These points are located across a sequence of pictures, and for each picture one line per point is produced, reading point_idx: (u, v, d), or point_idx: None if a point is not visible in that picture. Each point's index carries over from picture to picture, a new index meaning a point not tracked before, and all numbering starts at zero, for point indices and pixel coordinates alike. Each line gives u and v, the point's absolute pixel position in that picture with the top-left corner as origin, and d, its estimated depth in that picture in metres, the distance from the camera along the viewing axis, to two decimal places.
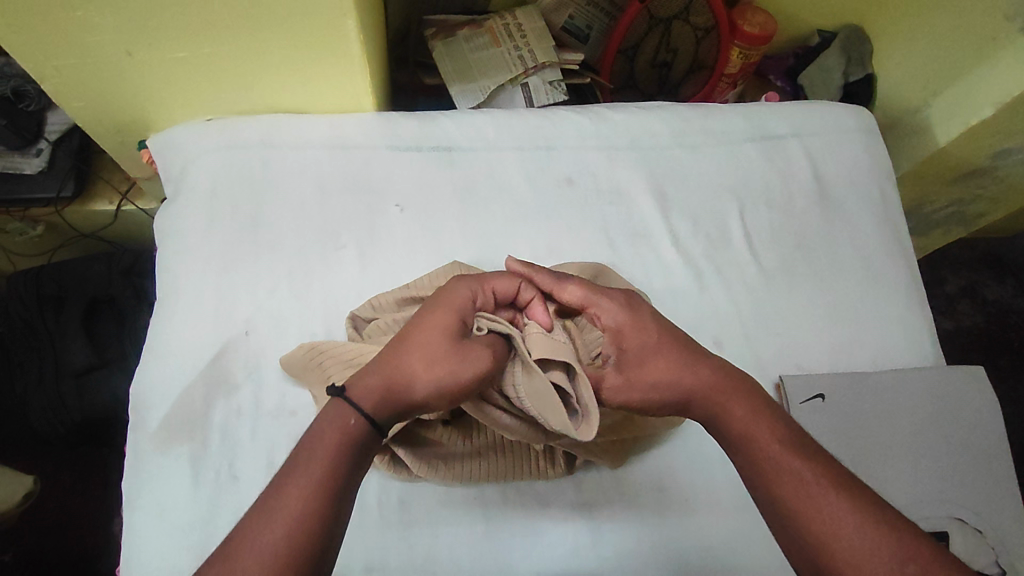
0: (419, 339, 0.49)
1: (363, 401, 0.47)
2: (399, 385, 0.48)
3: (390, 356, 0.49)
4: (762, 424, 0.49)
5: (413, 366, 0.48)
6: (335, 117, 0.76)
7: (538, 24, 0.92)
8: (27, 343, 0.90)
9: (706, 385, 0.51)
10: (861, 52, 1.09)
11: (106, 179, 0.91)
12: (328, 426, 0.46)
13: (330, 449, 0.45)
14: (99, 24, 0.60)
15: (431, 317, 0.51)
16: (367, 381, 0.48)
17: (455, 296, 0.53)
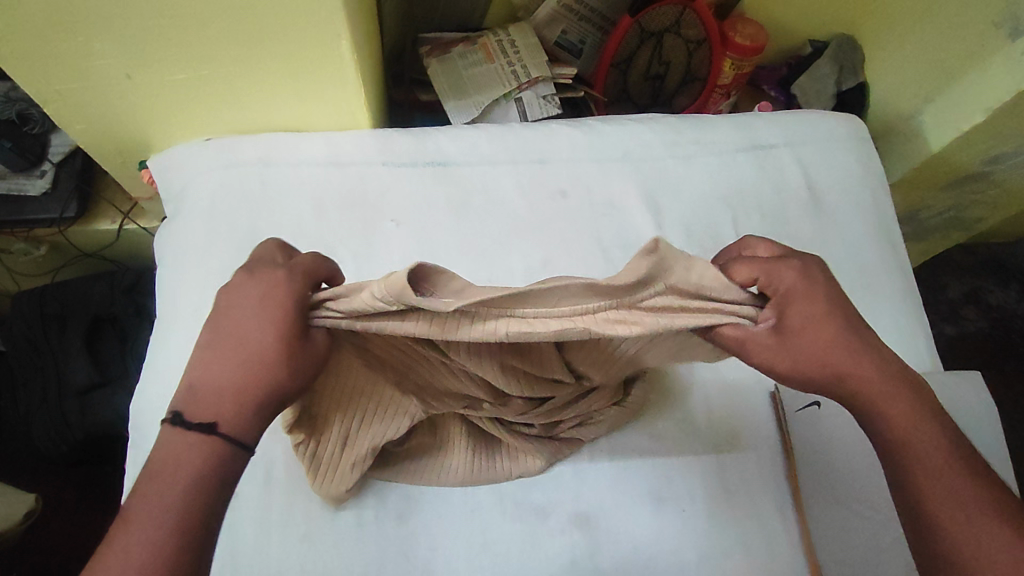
0: (235, 335, 0.46)
1: (228, 426, 0.43)
2: (242, 393, 0.44)
3: (211, 363, 0.45)
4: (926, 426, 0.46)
5: (250, 368, 0.45)
6: (331, 135, 0.77)
7: (531, 39, 0.93)
8: (31, 362, 0.91)
9: (870, 376, 0.46)
10: (852, 60, 1.10)
11: (109, 199, 0.93)
12: (180, 458, 0.42)
13: (186, 467, 0.41)
14: (99, 49, 0.62)
15: (246, 309, 0.47)
16: (213, 398, 0.44)
17: (270, 281, 0.48)
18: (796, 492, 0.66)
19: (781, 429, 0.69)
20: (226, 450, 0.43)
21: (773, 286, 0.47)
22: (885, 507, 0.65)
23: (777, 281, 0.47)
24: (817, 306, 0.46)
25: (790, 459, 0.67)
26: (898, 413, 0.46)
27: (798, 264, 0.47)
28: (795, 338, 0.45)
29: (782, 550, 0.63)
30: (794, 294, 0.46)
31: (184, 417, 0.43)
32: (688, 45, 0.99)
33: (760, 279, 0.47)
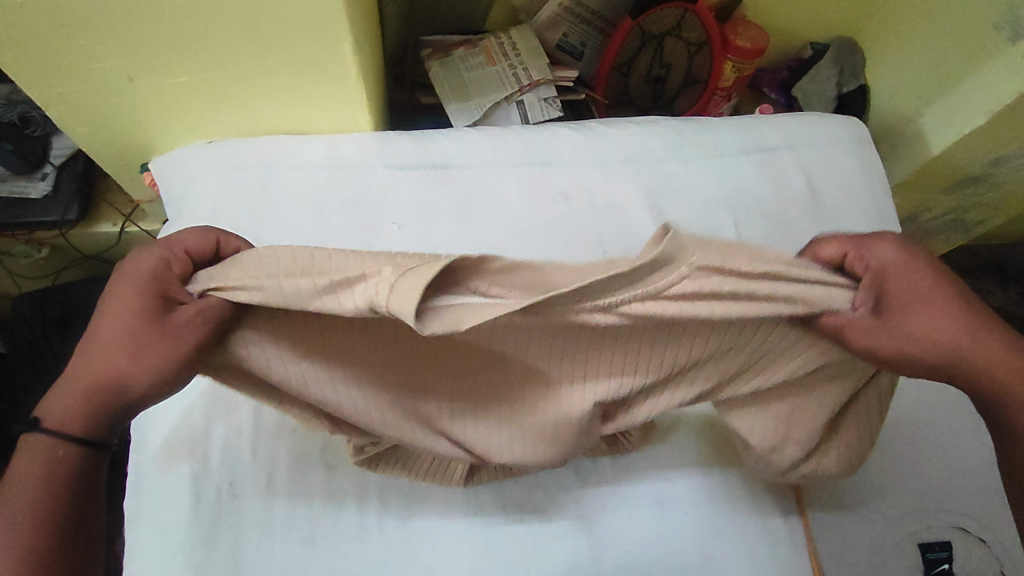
0: (107, 330, 0.43)
1: (61, 425, 0.43)
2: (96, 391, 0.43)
3: (86, 360, 0.44)
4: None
5: (106, 365, 0.43)
6: (333, 138, 0.77)
7: (532, 41, 0.93)
8: (32, 364, 0.91)
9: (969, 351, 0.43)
10: (853, 63, 1.10)
11: (110, 202, 0.92)
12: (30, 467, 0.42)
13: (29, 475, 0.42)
14: (102, 52, 0.62)
15: (115, 301, 0.43)
16: (56, 401, 0.43)
17: (134, 270, 0.44)
18: (799, 496, 0.66)
19: None
20: (70, 449, 0.43)
21: (864, 263, 0.47)
22: (887, 511, 0.66)
23: (870, 257, 0.47)
24: (923, 277, 0.45)
25: None
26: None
27: (899, 243, 0.47)
28: (901, 316, 0.44)
29: (785, 552, 0.63)
30: (891, 264, 0.46)
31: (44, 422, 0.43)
32: (688, 48, 0.99)
33: (847, 254, 0.49)
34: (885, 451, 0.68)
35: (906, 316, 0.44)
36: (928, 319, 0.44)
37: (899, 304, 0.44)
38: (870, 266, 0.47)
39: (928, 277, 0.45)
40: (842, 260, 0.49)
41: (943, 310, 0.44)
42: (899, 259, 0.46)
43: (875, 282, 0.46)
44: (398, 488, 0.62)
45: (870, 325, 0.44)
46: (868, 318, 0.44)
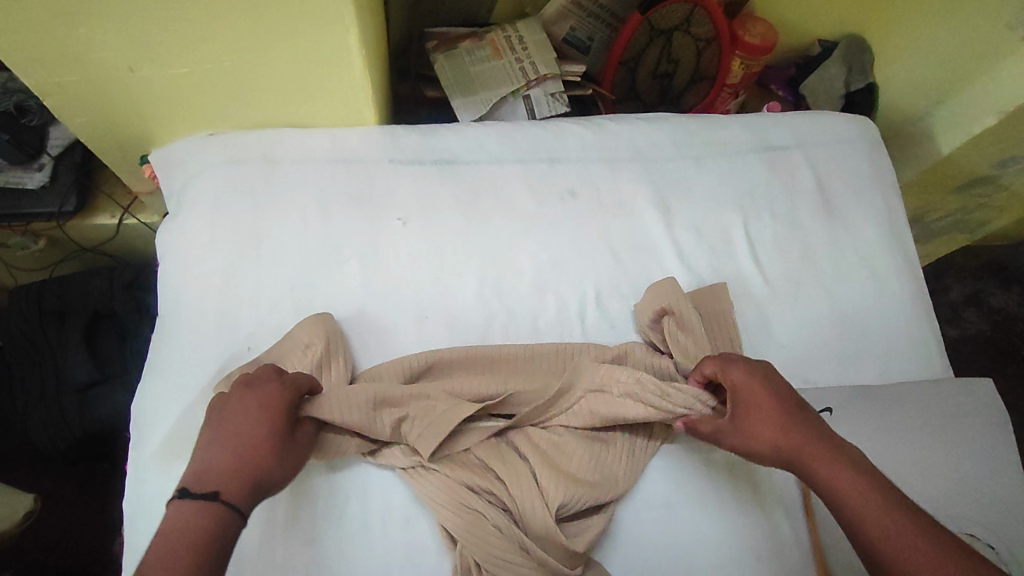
0: (253, 426, 0.53)
1: (235, 500, 0.48)
2: (251, 478, 0.50)
3: (238, 442, 0.51)
4: (846, 476, 0.50)
5: (256, 450, 0.51)
6: (337, 131, 0.76)
7: (540, 35, 0.92)
8: (29, 358, 0.89)
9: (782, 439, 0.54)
10: (862, 61, 1.07)
11: (108, 194, 0.91)
12: (180, 523, 0.45)
13: (190, 526, 0.45)
14: (101, 41, 0.60)
15: (262, 408, 0.54)
16: (221, 481, 0.48)
17: (275, 389, 0.56)
18: (808, 502, 0.65)
19: None
20: (228, 514, 0.47)
21: (725, 378, 0.59)
22: None
23: (727, 377, 0.59)
24: (766, 395, 0.57)
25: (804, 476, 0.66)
26: (821, 466, 0.52)
27: (747, 362, 0.59)
28: (748, 424, 0.56)
29: (791, 556, 0.63)
30: (740, 384, 0.58)
31: (191, 490, 0.47)
32: (697, 44, 0.98)
33: (717, 373, 0.60)
34: (891, 457, 0.67)
35: (750, 422, 0.56)
36: (762, 425, 0.55)
37: (746, 416, 0.57)
38: (727, 382, 0.59)
39: (771, 392, 0.57)
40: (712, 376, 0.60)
41: (768, 416, 0.55)
42: (743, 380, 0.58)
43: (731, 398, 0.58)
44: (404, 490, 0.61)
45: (728, 431, 0.57)
46: (727, 426, 0.58)
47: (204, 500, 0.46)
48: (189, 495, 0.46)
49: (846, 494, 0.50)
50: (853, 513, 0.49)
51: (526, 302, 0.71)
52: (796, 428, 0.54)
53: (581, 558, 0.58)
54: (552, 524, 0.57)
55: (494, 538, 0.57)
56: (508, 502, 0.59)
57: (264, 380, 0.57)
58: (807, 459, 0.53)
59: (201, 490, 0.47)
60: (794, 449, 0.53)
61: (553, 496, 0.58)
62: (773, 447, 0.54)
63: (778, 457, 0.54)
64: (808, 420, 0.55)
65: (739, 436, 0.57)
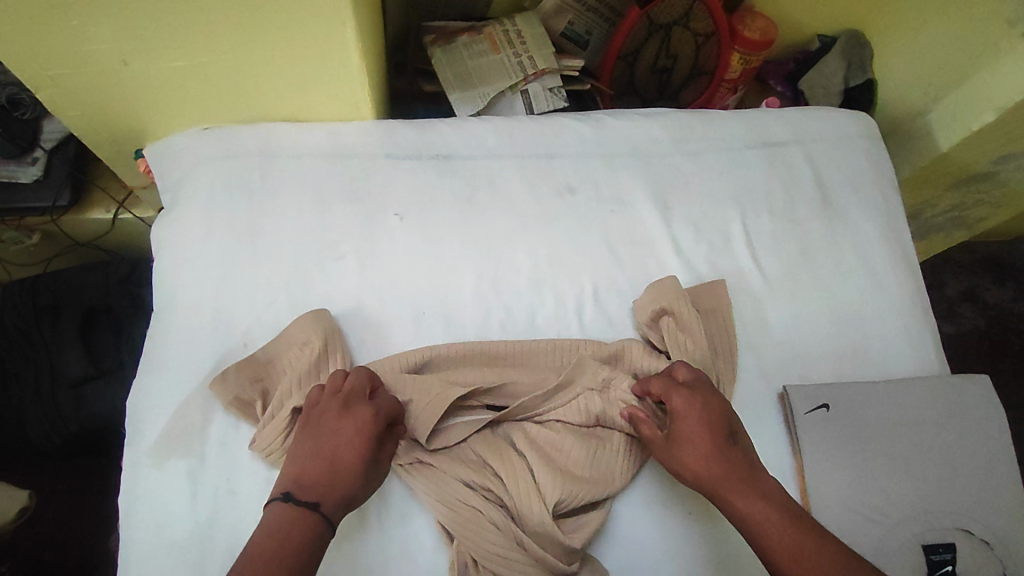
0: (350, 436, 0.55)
1: (331, 514, 0.51)
2: (344, 497, 0.53)
3: (335, 451, 0.54)
4: (759, 509, 0.53)
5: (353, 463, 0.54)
6: (334, 126, 0.75)
7: (538, 29, 0.91)
8: (23, 353, 0.88)
9: (704, 467, 0.56)
10: (861, 56, 1.07)
11: (103, 188, 0.90)
12: (284, 525, 0.49)
13: (291, 529, 0.49)
14: (95, 34, 0.60)
15: (361, 420, 0.56)
16: (318, 493, 0.52)
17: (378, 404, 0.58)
18: (803, 495, 0.65)
19: (790, 435, 0.68)
20: (322, 526, 0.51)
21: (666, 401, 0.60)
22: (892, 513, 0.64)
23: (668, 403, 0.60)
24: (701, 422, 0.58)
25: (800, 471, 0.66)
26: (739, 501, 0.54)
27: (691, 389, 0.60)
28: (679, 446, 0.58)
29: None
30: (679, 409, 0.59)
31: (296, 496, 0.51)
32: (696, 38, 0.97)
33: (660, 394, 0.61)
34: (886, 453, 0.67)
35: (681, 446, 0.58)
36: (689, 451, 0.57)
37: (678, 439, 0.58)
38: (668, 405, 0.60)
39: (707, 422, 0.58)
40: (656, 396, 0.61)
41: (699, 445, 0.57)
42: (684, 407, 0.59)
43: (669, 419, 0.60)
44: (400, 485, 0.60)
45: (661, 449, 0.59)
46: (659, 442, 0.59)
47: (306, 510, 0.50)
48: (295, 501, 0.51)
49: (758, 526, 0.53)
50: (765, 545, 0.52)
51: (524, 299, 0.71)
52: (721, 461, 0.56)
53: (578, 555, 0.58)
54: (550, 523, 0.57)
55: (492, 535, 0.57)
56: (505, 499, 0.59)
57: (362, 402, 0.57)
58: (723, 492, 0.55)
59: (305, 497, 0.51)
60: (715, 480, 0.56)
61: (551, 494, 0.58)
62: (695, 475, 0.57)
63: (701, 485, 0.57)
64: (733, 452, 0.57)
65: (669, 456, 0.58)
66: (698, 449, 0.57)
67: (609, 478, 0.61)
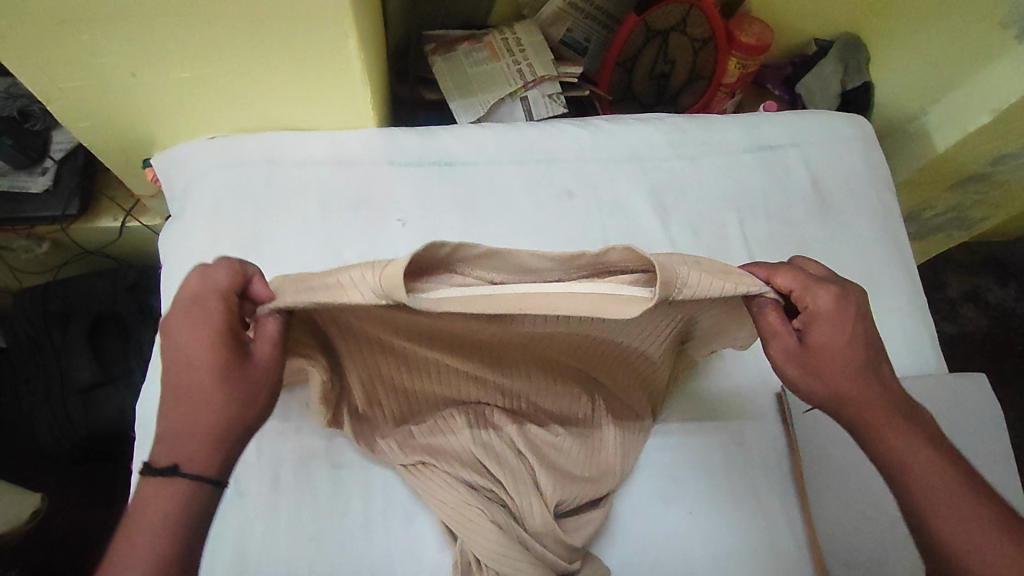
0: (181, 361, 0.46)
1: (198, 469, 0.44)
2: (209, 437, 0.45)
3: (177, 389, 0.46)
4: (918, 450, 0.50)
5: (200, 401, 0.45)
6: (336, 134, 0.77)
7: (537, 37, 0.93)
8: (33, 359, 0.90)
9: (852, 397, 0.51)
10: (859, 60, 1.09)
11: (111, 197, 0.92)
12: (151, 504, 0.43)
13: (156, 510, 0.43)
14: (104, 47, 0.61)
15: (185, 333, 0.47)
16: (182, 448, 0.45)
17: (200, 304, 0.47)
18: (803, 492, 0.66)
19: (790, 434, 0.69)
20: (195, 489, 0.44)
21: (804, 301, 0.52)
22: (889, 511, 0.65)
23: (809, 301, 0.52)
24: (846, 333, 0.52)
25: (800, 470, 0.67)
26: (895, 437, 0.50)
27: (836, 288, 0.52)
28: (824, 362, 0.52)
29: (787, 546, 0.64)
30: (825, 317, 0.52)
31: (155, 464, 0.44)
32: (693, 44, 0.98)
33: (796, 292, 0.52)
34: None
35: (824, 361, 0.51)
36: (831, 370, 0.51)
37: (820, 350, 0.52)
38: (807, 306, 0.52)
39: (854, 340, 0.52)
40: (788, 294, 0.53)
41: (851, 364, 0.51)
42: (831, 313, 0.52)
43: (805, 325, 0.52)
44: (404, 486, 0.62)
45: (792, 354, 0.52)
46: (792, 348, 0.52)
47: (164, 478, 0.43)
48: (152, 471, 0.44)
49: (916, 471, 0.49)
50: (915, 489, 0.49)
51: None
52: (872, 387, 0.52)
53: (580, 553, 0.59)
54: (551, 522, 0.58)
55: (493, 535, 0.56)
56: (506, 498, 0.59)
57: (203, 304, 0.47)
58: (878, 426, 0.51)
59: (162, 462, 0.44)
60: (866, 408, 0.51)
61: (552, 494, 0.59)
62: (841, 395, 0.52)
63: (848, 407, 0.52)
64: (878, 380, 0.52)
65: (818, 374, 0.52)
66: (847, 370, 0.51)
67: (608, 475, 0.62)
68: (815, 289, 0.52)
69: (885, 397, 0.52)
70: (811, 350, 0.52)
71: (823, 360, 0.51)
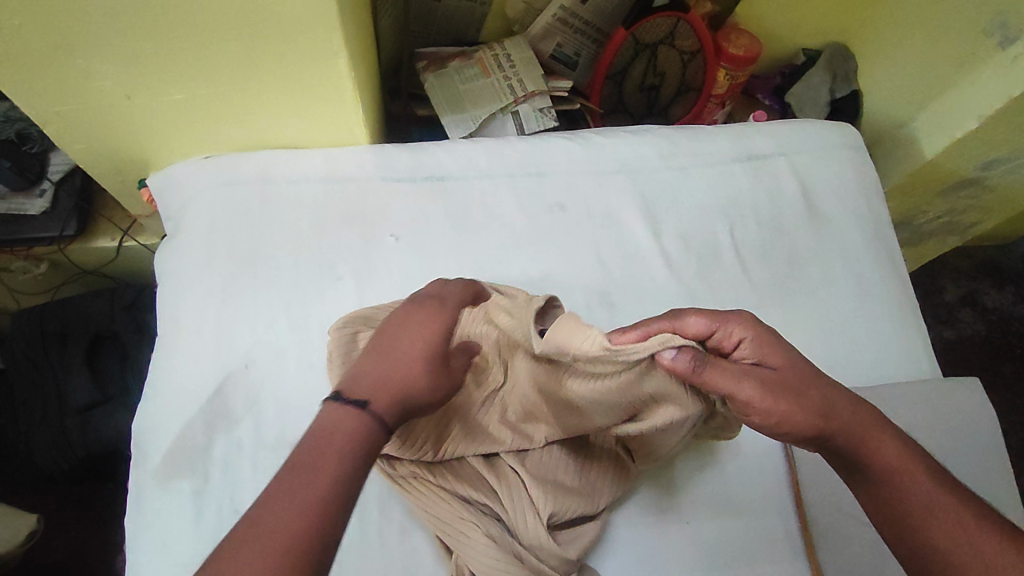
0: (401, 336, 0.52)
1: (382, 411, 0.46)
2: (397, 397, 0.48)
3: (388, 347, 0.51)
4: (901, 452, 0.52)
5: (404, 364, 0.50)
6: (329, 151, 0.77)
7: (526, 53, 0.94)
8: (32, 380, 0.91)
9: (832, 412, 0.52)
10: (847, 69, 1.11)
11: (108, 217, 0.93)
12: (319, 446, 0.43)
13: (342, 446, 0.43)
14: (99, 71, 0.63)
15: (418, 322, 0.53)
16: (375, 377, 0.48)
17: (439, 311, 0.54)
18: (798, 502, 0.66)
19: (783, 441, 0.69)
20: (373, 431, 0.45)
21: (729, 336, 0.54)
22: None
23: (734, 334, 0.54)
24: (784, 353, 0.53)
25: (794, 479, 0.67)
26: (881, 441, 0.53)
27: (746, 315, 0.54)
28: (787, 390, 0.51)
29: (783, 554, 0.64)
30: (756, 345, 0.53)
31: (342, 395, 0.46)
32: (682, 56, 1.00)
33: (717, 330, 0.54)
34: None
35: (791, 395, 0.51)
36: (801, 400, 0.51)
37: (784, 383, 0.52)
38: (738, 339, 0.54)
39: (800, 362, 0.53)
40: (708, 337, 0.54)
41: (811, 378, 0.53)
42: (760, 340, 0.53)
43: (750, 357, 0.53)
44: (399, 501, 0.62)
45: (768, 390, 0.51)
46: (764, 381, 0.51)
47: (357, 412, 0.45)
48: (340, 399, 0.46)
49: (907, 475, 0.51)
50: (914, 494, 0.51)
51: None
52: (847, 398, 0.54)
53: (575, 565, 0.59)
54: (545, 535, 0.58)
55: (489, 548, 0.56)
56: (500, 512, 0.59)
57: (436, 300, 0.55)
58: (864, 433, 0.53)
59: (353, 395, 0.46)
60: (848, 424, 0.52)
61: (547, 507, 0.59)
62: (822, 417, 0.52)
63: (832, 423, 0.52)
64: (844, 388, 0.54)
65: (791, 398, 0.51)
66: (817, 390, 0.52)
67: (598, 489, 0.62)
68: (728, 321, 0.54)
69: (865, 406, 0.54)
70: (778, 380, 0.52)
71: (791, 393, 0.51)
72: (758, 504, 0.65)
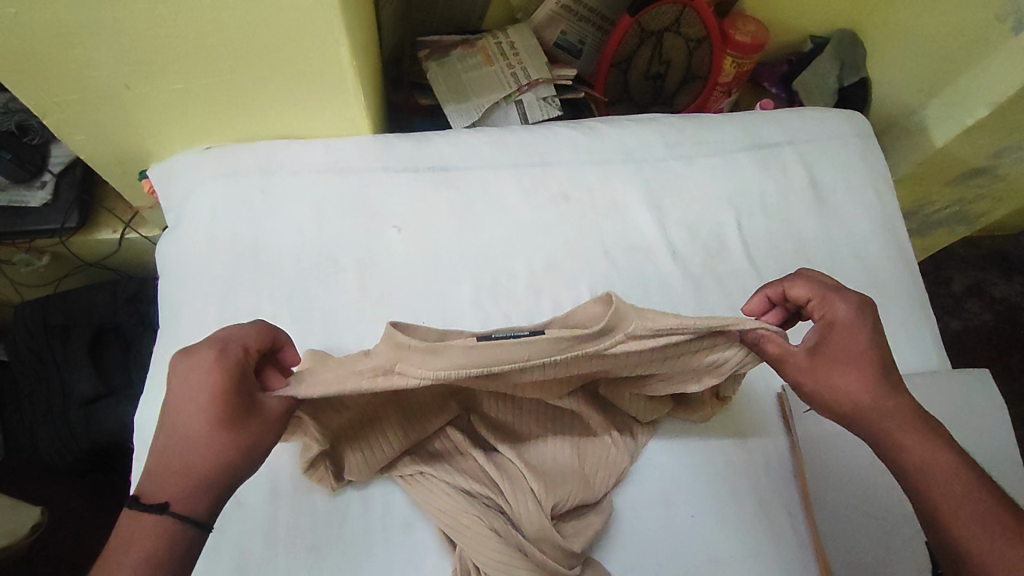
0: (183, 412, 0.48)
1: (185, 508, 0.46)
2: (199, 483, 0.47)
3: (173, 439, 0.47)
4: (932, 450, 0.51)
5: (195, 450, 0.47)
6: (332, 141, 0.77)
7: (531, 40, 0.93)
8: (35, 372, 0.91)
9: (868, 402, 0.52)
10: (855, 56, 1.09)
11: (110, 209, 0.93)
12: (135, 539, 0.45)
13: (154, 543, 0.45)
14: (95, 59, 0.61)
15: (187, 390, 0.48)
16: (170, 484, 0.46)
17: (213, 363, 0.49)
18: (805, 496, 0.65)
19: (790, 434, 0.68)
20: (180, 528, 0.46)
21: (821, 311, 0.56)
22: (892, 510, 0.65)
23: (827, 311, 0.55)
24: (863, 342, 0.53)
25: (801, 472, 0.66)
26: (908, 436, 0.51)
27: (854, 296, 0.55)
28: (827, 361, 0.53)
29: (790, 548, 0.63)
30: (844, 322, 0.54)
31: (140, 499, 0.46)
32: (688, 44, 0.99)
33: (812, 300, 0.56)
34: None
35: (832, 369, 0.53)
36: (849, 379, 0.53)
37: (829, 355, 0.53)
38: (825, 315, 0.55)
39: (869, 342, 0.53)
40: (806, 303, 0.57)
41: (858, 370, 0.53)
42: (845, 321, 0.54)
43: (824, 332, 0.55)
44: (404, 495, 0.62)
45: (802, 367, 0.53)
46: (802, 360, 0.53)
47: (151, 514, 0.45)
48: (137, 505, 0.46)
49: (933, 472, 0.50)
50: (938, 498, 0.49)
51: (523, 306, 0.71)
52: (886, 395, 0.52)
53: (579, 559, 0.58)
54: (547, 526, 0.57)
55: (492, 542, 0.56)
56: (503, 505, 0.58)
57: (208, 346, 0.50)
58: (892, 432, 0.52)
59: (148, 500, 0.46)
60: (880, 416, 0.52)
61: (547, 499, 0.58)
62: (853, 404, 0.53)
63: (858, 412, 0.53)
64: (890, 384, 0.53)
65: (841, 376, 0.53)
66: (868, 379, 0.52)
67: (596, 479, 0.62)
68: (834, 297, 0.55)
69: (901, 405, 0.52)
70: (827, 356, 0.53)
71: (835, 374, 0.53)
72: (761, 495, 0.65)
